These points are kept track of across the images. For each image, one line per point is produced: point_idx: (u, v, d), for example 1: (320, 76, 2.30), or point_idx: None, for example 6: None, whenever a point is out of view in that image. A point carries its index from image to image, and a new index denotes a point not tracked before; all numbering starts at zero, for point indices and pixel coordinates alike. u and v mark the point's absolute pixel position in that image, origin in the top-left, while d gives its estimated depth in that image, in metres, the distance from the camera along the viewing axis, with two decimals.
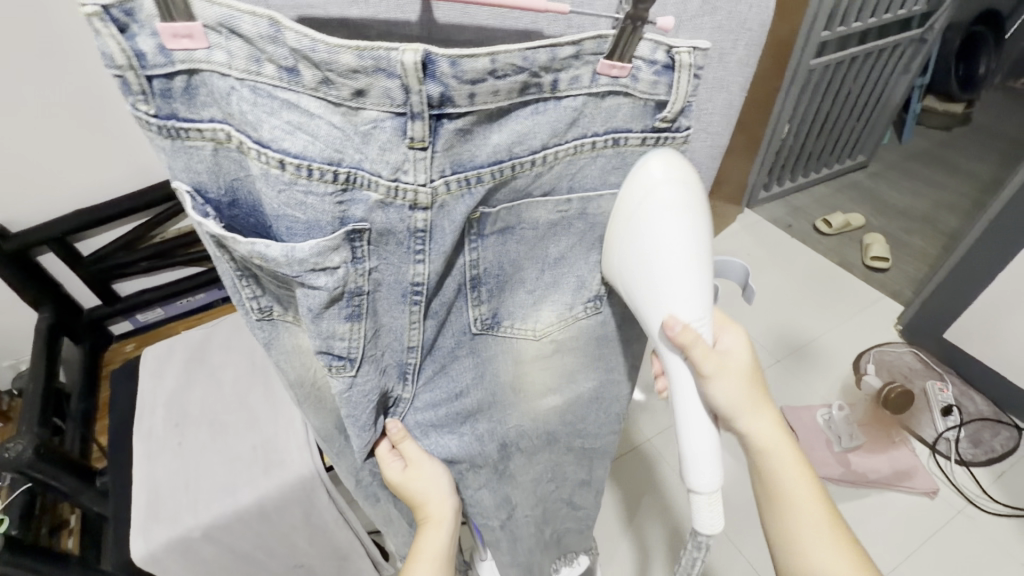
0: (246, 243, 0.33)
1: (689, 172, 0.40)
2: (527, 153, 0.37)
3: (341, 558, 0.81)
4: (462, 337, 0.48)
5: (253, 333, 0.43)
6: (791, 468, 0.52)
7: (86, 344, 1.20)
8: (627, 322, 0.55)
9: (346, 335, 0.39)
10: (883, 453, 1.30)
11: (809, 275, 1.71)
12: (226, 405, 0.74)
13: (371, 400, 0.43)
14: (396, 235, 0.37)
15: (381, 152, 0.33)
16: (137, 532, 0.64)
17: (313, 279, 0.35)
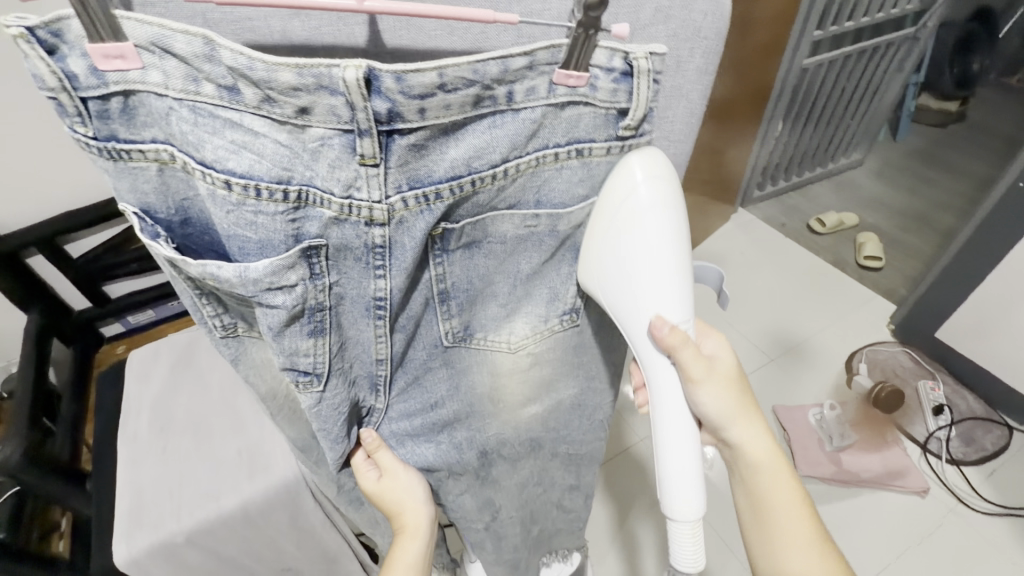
0: (197, 265, 0.33)
1: (667, 172, 0.41)
2: (486, 167, 0.37)
3: (330, 561, 0.81)
4: (433, 350, 0.48)
5: (219, 350, 0.43)
6: (782, 479, 0.54)
7: (77, 346, 1.20)
8: (602, 330, 0.55)
9: (309, 351, 0.39)
10: (873, 453, 1.30)
11: (803, 275, 1.71)
12: (213, 410, 0.74)
13: (342, 413, 0.44)
14: (353, 251, 0.36)
15: (330, 169, 0.33)
16: (120, 538, 0.64)
17: (270, 298, 0.35)
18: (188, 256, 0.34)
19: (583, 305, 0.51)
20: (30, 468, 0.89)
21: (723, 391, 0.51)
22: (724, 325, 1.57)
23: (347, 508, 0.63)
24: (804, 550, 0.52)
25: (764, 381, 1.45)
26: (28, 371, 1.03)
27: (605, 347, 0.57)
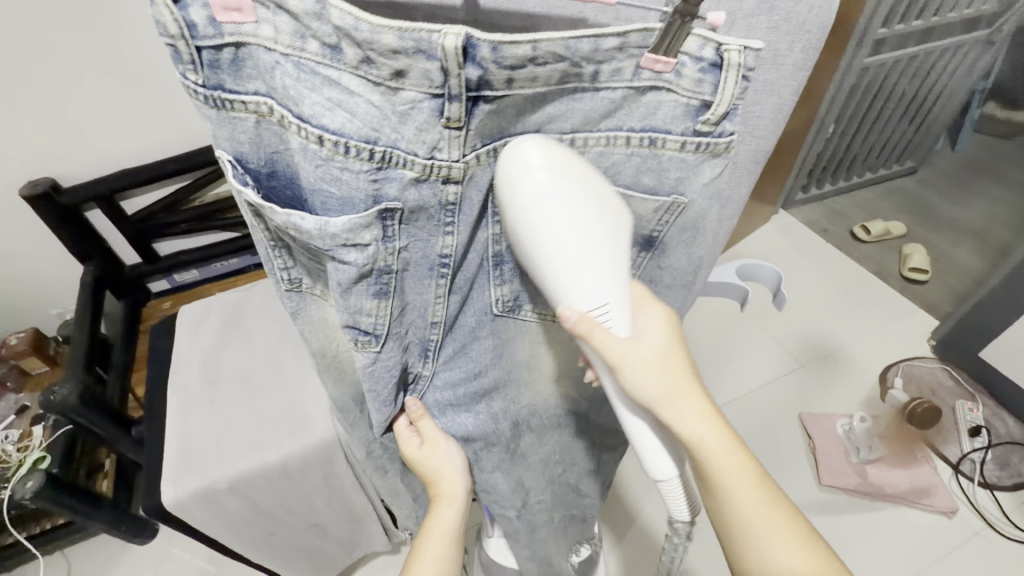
0: (283, 214, 0.35)
1: (569, 159, 0.37)
2: (556, 132, 0.39)
3: (355, 521, 0.86)
4: (483, 317, 0.49)
5: (282, 302, 0.46)
6: (736, 468, 0.46)
7: (128, 300, 1.30)
8: None
9: (373, 311, 0.41)
10: (903, 468, 1.28)
11: (843, 283, 1.67)
12: (261, 366, 0.78)
13: (393, 374, 0.46)
14: (427, 211, 0.38)
15: (417, 132, 0.34)
16: (168, 480, 0.68)
17: (343, 254, 0.37)
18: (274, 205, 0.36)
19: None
20: (82, 409, 1.00)
21: (654, 379, 0.43)
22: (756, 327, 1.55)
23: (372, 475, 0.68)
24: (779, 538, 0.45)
25: (791, 387, 1.43)
26: (86, 310, 1.14)
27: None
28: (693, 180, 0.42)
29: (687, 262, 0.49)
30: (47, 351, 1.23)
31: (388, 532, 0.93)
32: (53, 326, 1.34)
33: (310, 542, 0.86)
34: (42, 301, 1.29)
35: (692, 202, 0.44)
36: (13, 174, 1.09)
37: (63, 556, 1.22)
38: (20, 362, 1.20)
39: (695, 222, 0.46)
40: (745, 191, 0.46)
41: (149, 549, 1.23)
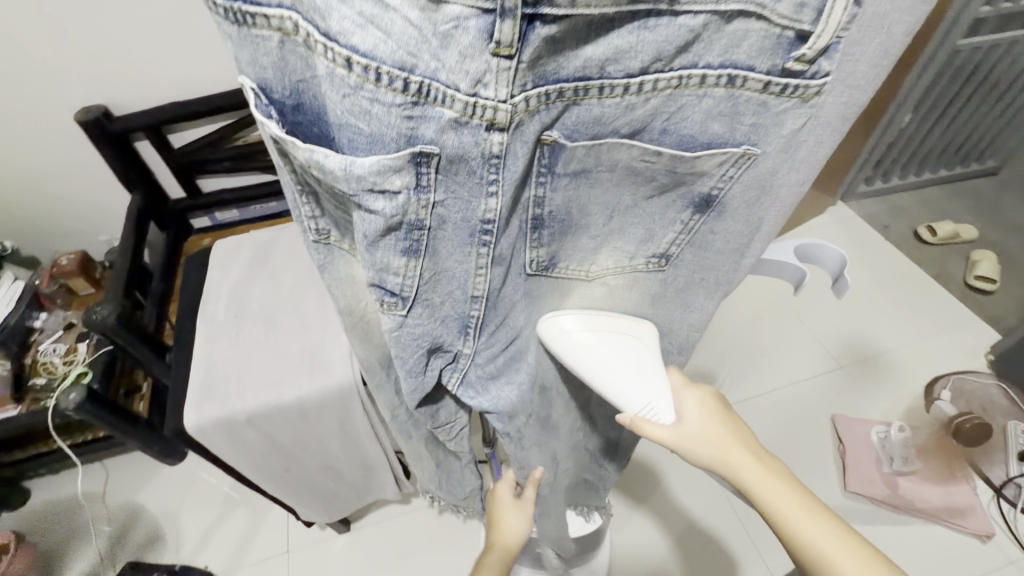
0: (305, 149, 0.32)
1: (595, 315, 0.52)
2: (621, 75, 0.34)
3: (369, 470, 0.88)
4: (517, 283, 0.47)
5: (310, 255, 0.44)
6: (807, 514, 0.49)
7: (170, 231, 1.35)
8: (689, 288, 0.53)
9: (400, 270, 0.39)
10: (938, 485, 1.21)
11: (896, 286, 1.57)
12: (284, 306, 0.78)
13: (420, 345, 0.45)
14: (468, 162, 0.34)
15: (460, 59, 0.30)
16: (191, 405, 0.68)
17: (370, 201, 0.34)
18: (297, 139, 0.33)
19: (678, 255, 0.49)
20: (120, 330, 1.06)
21: (709, 451, 0.51)
22: (795, 325, 1.52)
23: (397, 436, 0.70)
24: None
25: (825, 389, 1.39)
26: (133, 235, 1.20)
27: (681, 316, 0.56)
28: (774, 131, 0.39)
29: (743, 225, 0.47)
30: (92, 273, 1.28)
31: (399, 484, 0.94)
32: (100, 252, 1.41)
33: (324, 484, 0.88)
34: (89, 227, 1.35)
35: (762, 155, 0.41)
36: (66, 98, 1.12)
37: (101, 466, 1.30)
38: (69, 282, 1.25)
39: (763, 178, 0.43)
40: (825, 152, 0.42)
41: (179, 470, 1.31)
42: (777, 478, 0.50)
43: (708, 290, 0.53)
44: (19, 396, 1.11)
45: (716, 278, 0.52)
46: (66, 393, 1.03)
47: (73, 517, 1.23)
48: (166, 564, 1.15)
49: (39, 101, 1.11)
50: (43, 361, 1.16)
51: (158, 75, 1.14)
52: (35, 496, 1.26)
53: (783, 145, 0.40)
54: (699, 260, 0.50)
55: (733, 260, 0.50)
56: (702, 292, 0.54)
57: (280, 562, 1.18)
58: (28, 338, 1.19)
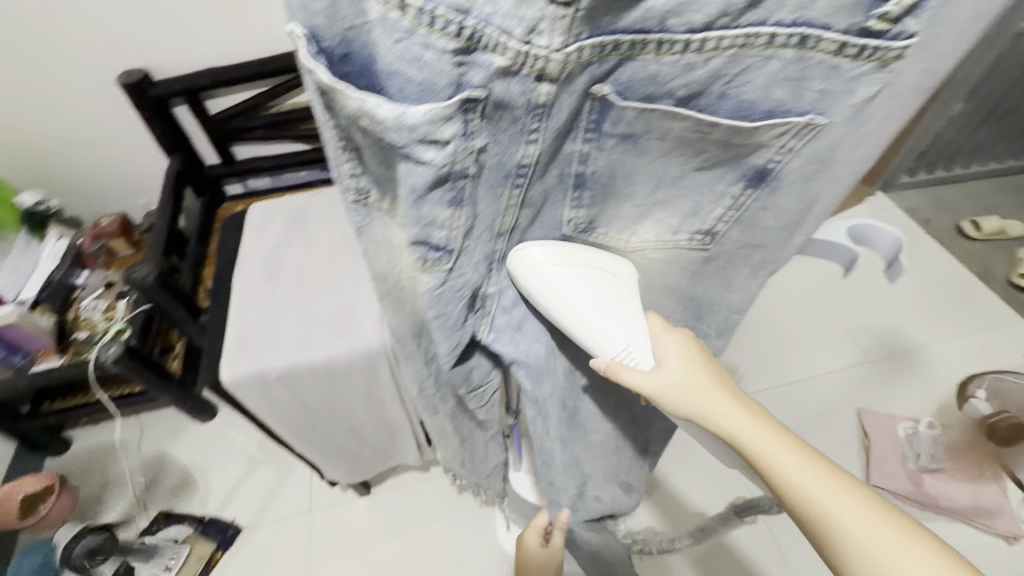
0: (357, 96, 0.31)
1: (568, 251, 0.47)
2: (682, 30, 0.33)
3: (391, 434, 0.90)
4: (552, 234, 0.48)
5: (348, 217, 0.44)
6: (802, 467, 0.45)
7: (206, 197, 1.39)
8: (721, 266, 0.54)
9: (446, 223, 0.37)
10: (966, 484, 1.18)
11: (936, 281, 1.52)
12: (316, 269, 0.80)
13: (461, 297, 0.44)
14: (513, 111, 0.34)
15: (515, 4, 0.30)
16: (227, 360, 0.70)
17: (421, 151, 0.33)
18: (346, 86, 0.32)
19: (723, 233, 0.49)
20: (157, 290, 1.11)
21: (690, 401, 0.48)
22: (824, 316, 1.48)
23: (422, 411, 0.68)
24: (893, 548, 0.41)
25: (852, 383, 1.36)
26: (172, 197, 1.23)
27: (721, 295, 0.57)
28: (843, 101, 0.38)
29: (799, 200, 0.46)
30: (132, 234, 1.33)
31: (420, 450, 0.96)
32: (138, 216, 1.45)
33: (347, 444, 0.89)
34: (129, 191, 1.39)
35: (830, 125, 0.40)
36: (111, 61, 1.15)
37: (136, 421, 1.36)
38: (109, 242, 1.30)
39: (824, 150, 0.42)
40: (894, 127, 0.41)
41: (208, 428, 1.36)
42: (764, 426, 0.47)
43: (746, 263, 0.53)
44: (63, 347, 1.17)
45: (760, 257, 0.53)
46: (107, 348, 1.10)
47: (110, 466, 1.29)
48: (196, 513, 1.22)
49: (86, 64, 1.14)
50: (85, 316, 1.21)
51: (201, 41, 1.17)
52: (75, 446, 1.33)
53: (852, 114, 0.39)
54: (744, 237, 0.50)
55: (784, 239, 0.50)
56: (743, 268, 0.54)
57: (301, 519, 1.22)
58: (71, 294, 1.23)
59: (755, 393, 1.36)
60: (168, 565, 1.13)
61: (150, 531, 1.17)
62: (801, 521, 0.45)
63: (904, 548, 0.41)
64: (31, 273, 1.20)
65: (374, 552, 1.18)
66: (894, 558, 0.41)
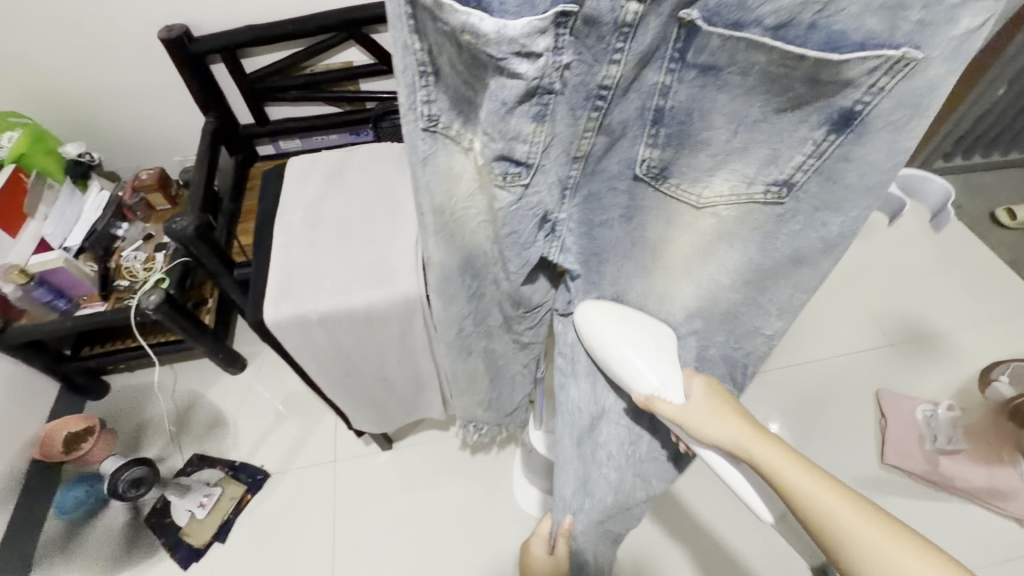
0: (463, 13, 0.36)
1: (612, 309, 0.63)
2: None
3: (420, 386, 0.93)
4: (625, 172, 0.53)
5: (416, 145, 0.49)
6: (806, 477, 0.50)
7: (239, 156, 1.43)
8: (801, 233, 0.54)
9: (529, 136, 0.44)
10: (982, 466, 1.19)
11: (966, 268, 1.50)
12: (356, 220, 0.82)
13: (531, 215, 0.51)
14: (600, 29, 0.40)
15: None
16: (270, 302, 0.74)
17: (516, 65, 0.38)
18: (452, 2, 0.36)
19: (800, 185, 0.49)
20: (195, 240, 1.14)
21: (711, 423, 0.56)
22: (848, 297, 1.48)
23: (450, 357, 0.75)
24: (903, 556, 0.44)
25: (871, 364, 1.37)
26: (207, 153, 1.27)
27: (790, 269, 0.57)
28: (942, 33, 0.38)
29: (887, 156, 0.46)
30: (169, 188, 1.35)
31: (446, 403, 0.99)
32: (174, 172, 1.49)
33: (376, 394, 0.92)
34: (166, 146, 1.43)
35: (926, 60, 0.40)
36: (153, 14, 1.17)
37: (171, 370, 1.42)
38: (148, 196, 1.33)
39: (920, 93, 0.41)
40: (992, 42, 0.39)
41: (237, 380, 1.41)
42: (777, 445, 0.53)
43: (819, 237, 0.53)
44: (106, 294, 1.22)
45: (837, 227, 0.52)
46: (147, 294, 1.14)
47: (145, 410, 1.35)
48: (227, 458, 1.28)
49: (134, 13, 1.15)
50: (125, 266, 1.25)
51: None
52: (112, 391, 1.39)
53: (949, 51, 0.39)
54: (823, 193, 0.50)
55: (861, 204, 0.50)
56: (815, 242, 0.54)
57: (325, 470, 1.27)
58: (112, 246, 1.28)
59: (772, 372, 1.37)
60: (202, 502, 1.19)
61: (187, 471, 1.25)
62: (819, 540, 0.48)
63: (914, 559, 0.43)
64: (76, 222, 1.26)
65: (395, 501, 1.24)
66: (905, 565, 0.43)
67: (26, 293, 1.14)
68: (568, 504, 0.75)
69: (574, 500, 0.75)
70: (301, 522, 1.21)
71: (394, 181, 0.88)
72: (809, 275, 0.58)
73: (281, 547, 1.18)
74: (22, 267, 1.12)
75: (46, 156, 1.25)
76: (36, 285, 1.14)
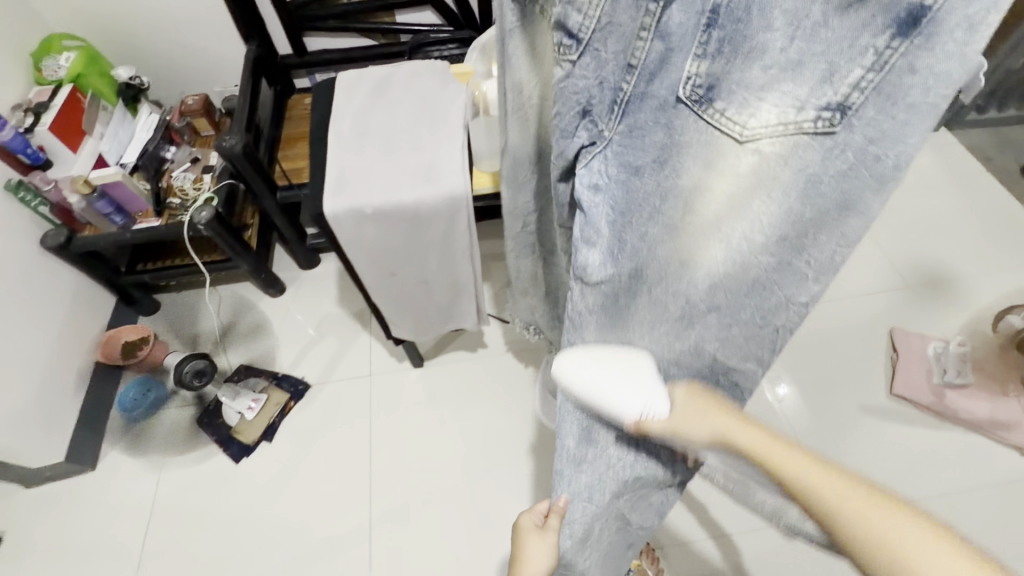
0: None
1: (583, 350, 0.63)
2: None
3: (457, 292, 1.00)
4: (668, 102, 0.52)
5: (506, 19, 0.58)
6: (803, 463, 0.54)
7: (278, 87, 1.46)
8: (848, 175, 0.49)
9: (583, 8, 0.49)
10: (986, 400, 1.24)
11: (988, 217, 1.52)
12: (404, 129, 0.87)
13: (576, 102, 0.55)
14: None
15: None
16: (327, 196, 0.80)
17: None
18: None
19: (857, 108, 0.45)
20: (241, 159, 1.19)
21: (697, 421, 0.61)
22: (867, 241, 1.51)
23: (512, 255, 0.84)
24: (875, 515, 0.47)
25: (885, 304, 1.41)
26: (249, 82, 1.30)
27: (835, 218, 0.51)
28: None
29: (958, 64, 0.42)
30: (213, 116, 1.42)
31: (479, 313, 1.06)
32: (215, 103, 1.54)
33: (418, 298, 0.99)
34: (207, 76, 1.47)
35: None
36: None
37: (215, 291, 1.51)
38: (194, 121, 1.39)
39: None
40: None
41: (277, 303, 1.50)
42: (758, 432, 0.59)
43: (872, 174, 0.48)
44: (160, 211, 1.30)
45: (893, 159, 0.47)
46: (199, 211, 1.21)
47: (192, 326, 1.45)
48: (271, 369, 1.38)
49: None
50: (176, 185, 1.32)
51: None
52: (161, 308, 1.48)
53: None
54: (882, 121, 0.46)
55: (919, 128, 0.45)
56: (867, 181, 0.48)
57: (360, 384, 1.37)
58: (161, 167, 1.35)
59: None
60: (249, 406, 1.30)
61: (234, 378, 1.35)
62: (824, 523, 0.50)
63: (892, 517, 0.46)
64: (129, 141, 1.33)
65: (425, 413, 1.33)
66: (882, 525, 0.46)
67: (89, 203, 1.22)
68: (562, 475, 0.68)
69: (566, 469, 0.68)
70: (337, 428, 1.31)
71: (438, 95, 0.92)
72: (854, 226, 0.51)
73: (320, 448, 1.28)
74: (86, 178, 1.20)
75: (101, 78, 1.31)
76: (98, 197, 1.22)
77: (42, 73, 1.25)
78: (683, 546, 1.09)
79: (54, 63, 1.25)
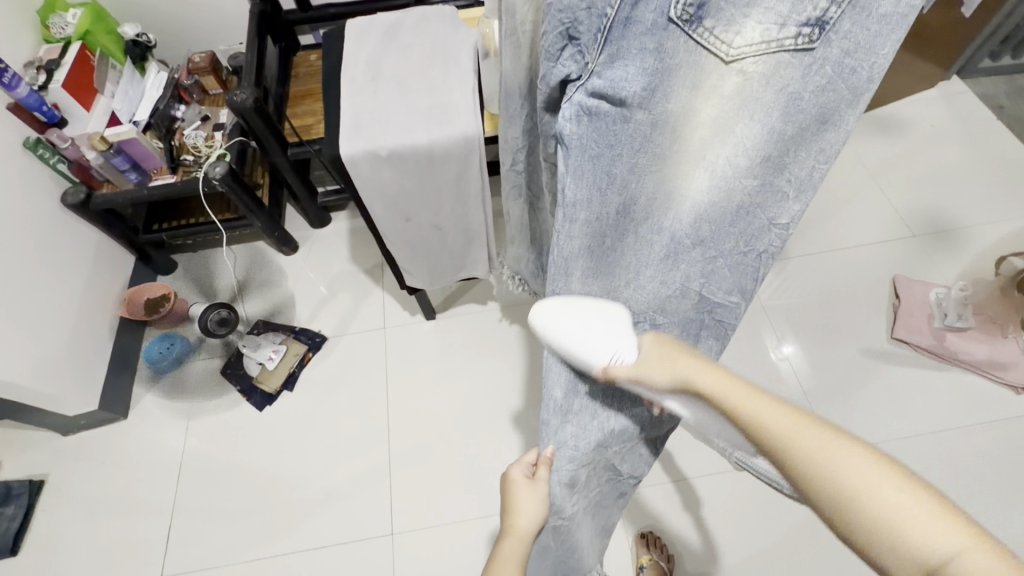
0: None
1: (560, 299, 0.65)
2: None
3: (467, 238, 1.02)
4: (657, 23, 0.51)
5: None
6: (758, 401, 0.55)
7: (282, 44, 1.43)
8: (827, 88, 0.51)
9: None
10: (986, 341, 1.27)
11: (996, 165, 1.52)
12: (416, 72, 0.88)
13: (562, 24, 0.51)
14: None
15: None
16: (343, 139, 0.82)
17: None
18: None
19: (834, 23, 0.48)
20: (254, 114, 1.19)
21: (664, 365, 0.61)
22: (874, 192, 1.52)
23: (506, 199, 0.83)
24: (837, 454, 0.48)
25: (891, 253, 1.42)
26: (256, 35, 1.29)
27: (814, 133, 0.54)
28: None
29: None
30: (220, 74, 1.40)
31: (490, 261, 1.09)
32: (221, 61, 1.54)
33: (431, 243, 1.01)
34: (214, 34, 1.48)
35: None
36: None
37: (230, 250, 1.55)
38: (202, 79, 1.38)
39: None
40: None
41: (290, 262, 1.53)
42: (720, 373, 0.59)
43: (850, 84, 0.51)
44: (174, 168, 1.33)
45: (868, 71, 0.50)
46: (214, 166, 1.23)
47: (210, 284, 1.50)
48: (288, 324, 1.43)
49: None
50: (189, 143, 1.33)
51: None
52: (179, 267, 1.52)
53: None
54: (857, 34, 0.48)
55: (890, 39, 0.48)
56: (842, 93, 0.51)
57: (375, 335, 1.42)
58: (173, 126, 1.37)
59: (796, 258, 1.44)
60: (271, 356, 1.35)
61: (254, 332, 1.41)
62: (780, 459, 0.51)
63: (846, 451, 0.48)
64: (141, 100, 1.35)
65: (437, 362, 1.38)
66: (845, 463, 0.48)
67: (106, 159, 1.24)
68: (548, 425, 0.67)
69: (554, 419, 0.67)
70: (355, 377, 1.36)
71: (450, 38, 0.92)
72: (832, 141, 0.54)
73: (339, 396, 1.34)
74: (102, 135, 1.22)
75: (108, 36, 1.32)
76: (115, 153, 1.24)
77: (50, 31, 1.24)
78: (684, 479, 1.17)
79: (60, 19, 1.24)
